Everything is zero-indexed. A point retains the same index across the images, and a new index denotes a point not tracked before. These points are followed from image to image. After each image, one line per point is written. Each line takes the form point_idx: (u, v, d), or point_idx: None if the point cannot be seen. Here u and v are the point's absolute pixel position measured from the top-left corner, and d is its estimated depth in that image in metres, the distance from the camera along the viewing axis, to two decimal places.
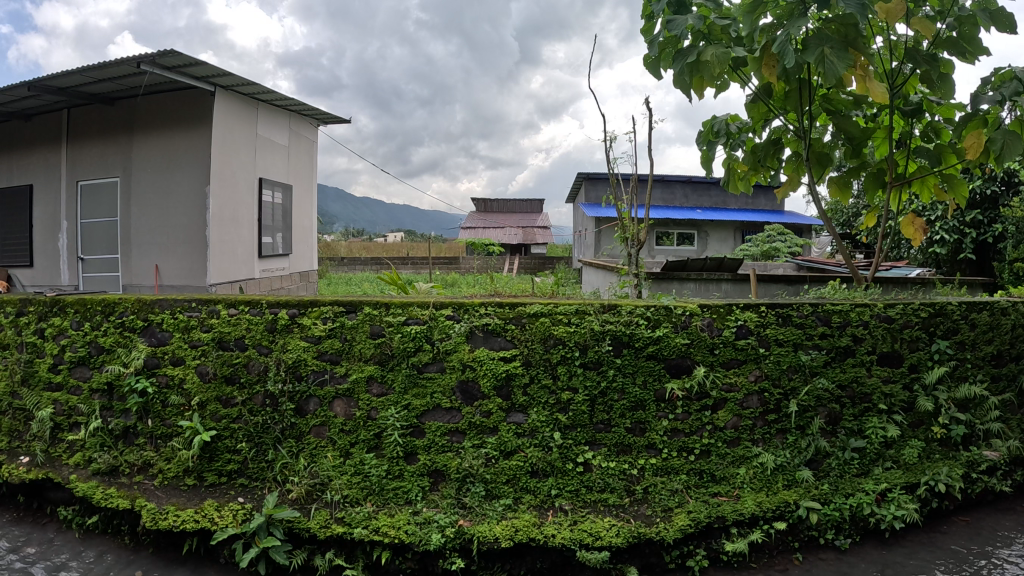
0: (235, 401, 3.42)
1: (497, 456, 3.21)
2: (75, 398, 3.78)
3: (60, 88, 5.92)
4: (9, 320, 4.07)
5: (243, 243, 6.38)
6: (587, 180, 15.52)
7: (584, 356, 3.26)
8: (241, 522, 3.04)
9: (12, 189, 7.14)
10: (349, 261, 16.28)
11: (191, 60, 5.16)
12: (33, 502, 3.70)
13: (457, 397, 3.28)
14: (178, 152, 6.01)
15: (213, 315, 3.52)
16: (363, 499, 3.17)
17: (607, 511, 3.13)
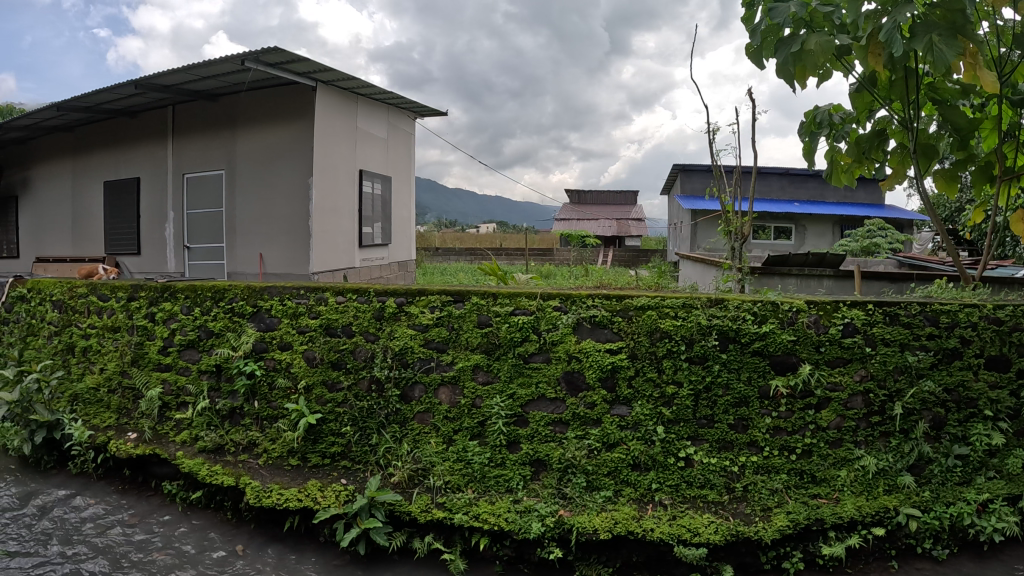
0: (341, 386, 3.53)
1: (599, 448, 3.21)
2: (183, 378, 3.98)
3: (165, 86, 6.20)
4: (120, 304, 4.34)
5: (345, 233, 6.59)
6: (682, 172, 15.32)
7: (689, 350, 3.23)
8: (343, 503, 3.14)
9: (120, 181, 7.56)
10: (443, 251, 16.61)
11: (291, 59, 5.35)
12: (141, 475, 3.91)
13: (561, 387, 3.30)
14: (281, 145, 6.24)
15: (321, 302, 3.65)
16: (464, 485, 3.22)
17: (706, 508, 3.09)
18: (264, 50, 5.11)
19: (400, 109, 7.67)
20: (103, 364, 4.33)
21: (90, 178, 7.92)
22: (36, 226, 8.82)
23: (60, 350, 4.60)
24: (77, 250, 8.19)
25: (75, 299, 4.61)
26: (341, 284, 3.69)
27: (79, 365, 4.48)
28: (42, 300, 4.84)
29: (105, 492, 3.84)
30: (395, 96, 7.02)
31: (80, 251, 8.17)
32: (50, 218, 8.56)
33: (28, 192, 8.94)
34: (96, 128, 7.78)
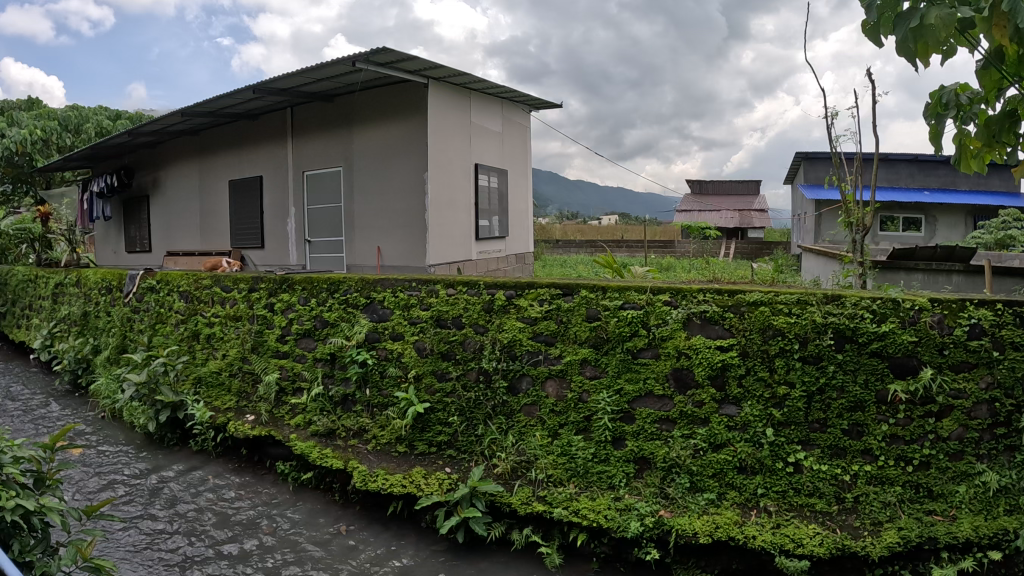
0: (450, 376, 3.63)
1: (706, 448, 3.12)
2: (299, 365, 4.16)
3: (282, 90, 6.45)
4: (242, 295, 4.67)
5: (461, 225, 6.70)
6: (806, 161, 14.73)
7: (803, 349, 3.08)
8: (446, 491, 3.20)
9: (243, 180, 7.97)
10: (564, 245, 16.71)
11: (401, 59, 5.46)
12: (256, 455, 4.09)
13: (669, 384, 3.23)
14: (397, 142, 6.40)
15: (432, 294, 3.78)
16: (566, 480, 3.20)
17: (813, 517, 2.94)
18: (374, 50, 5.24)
19: (515, 102, 7.72)
20: (225, 351, 4.63)
21: (217, 178, 8.42)
22: (169, 222, 9.48)
23: (185, 336, 5.00)
24: (206, 244, 8.74)
25: (201, 290, 5.01)
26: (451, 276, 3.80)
27: (202, 351, 4.79)
28: (171, 292, 5.32)
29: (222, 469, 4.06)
30: (504, 90, 7.06)
31: (208, 244, 8.71)
32: (181, 215, 9.18)
33: (160, 192, 9.62)
34: (220, 130, 8.23)
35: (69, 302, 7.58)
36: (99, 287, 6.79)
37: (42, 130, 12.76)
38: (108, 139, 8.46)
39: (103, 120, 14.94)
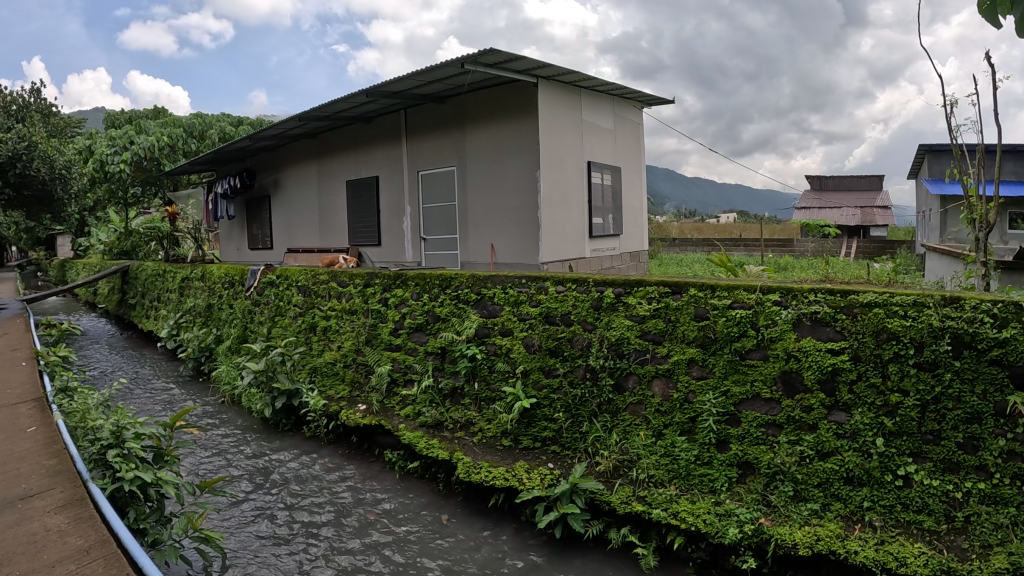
0: (557, 372, 3.81)
1: (812, 456, 2.99)
2: (410, 357, 4.58)
3: (394, 93, 6.67)
4: (358, 290, 5.23)
5: (574, 223, 6.77)
6: (929, 152, 14.10)
7: (919, 355, 2.86)
8: (547, 486, 3.29)
9: (360, 181, 8.33)
10: (680, 242, 16.84)
11: (507, 58, 5.53)
12: (366, 443, 4.45)
13: (778, 388, 3.15)
14: (508, 141, 6.52)
15: (541, 291, 4.02)
16: (667, 481, 3.22)
17: (919, 536, 2.71)
18: (482, 52, 5.31)
19: (625, 99, 7.75)
20: (341, 343, 5.17)
21: (335, 179, 8.84)
22: (289, 222, 10.04)
23: (303, 327, 5.65)
24: (324, 242, 9.22)
25: (318, 285, 5.69)
26: (559, 275, 4.03)
27: (319, 342, 5.40)
28: (290, 286, 6.05)
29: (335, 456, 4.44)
30: (610, 88, 7.07)
31: (327, 242, 9.17)
32: (301, 214, 9.68)
33: (280, 192, 10.16)
34: (337, 133, 8.63)
35: (194, 295, 8.42)
36: (222, 281, 7.50)
37: (171, 138, 14.25)
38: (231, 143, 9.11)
39: (224, 128, 16.21)
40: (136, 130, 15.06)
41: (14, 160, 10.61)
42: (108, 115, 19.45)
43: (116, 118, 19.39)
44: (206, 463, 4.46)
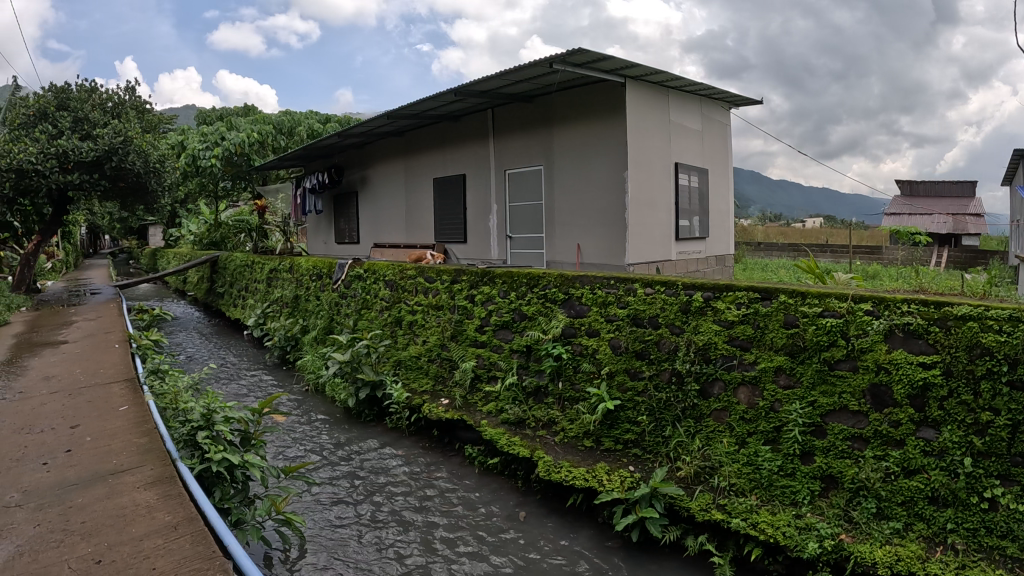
0: (643, 375, 3.82)
1: (897, 472, 2.87)
2: (495, 355, 4.73)
3: (481, 92, 6.76)
4: (445, 286, 5.41)
5: (660, 225, 6.76)
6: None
7: (1013, 372, 2.67)
8: (626, 489, 3.33)
9: (446, 178, 8.55)
10: (765, 247, 16.41)
11: (595, 57, 5.53)
12: (447, 437, 4.69)
13: (866, 400, 3.03)
14: (595, 142, 6.54)
15: (629, 293, 4.02)
16: (748, 490, 3.17)
17: (1001, 562, 2.55)
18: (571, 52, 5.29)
19: (715, 100, 7.74)
20: (426, 337, 5.42)
21: (422, 177, 9.09)
22: (377, 217, 10.35)
23: (389, 321, 5.96)
24: (410, 237, 9.48)
25: (405, 280, 5.93)
26: (649, 276, 3.99)
27: (404, 336, 5.69)
28: (376, 280, 6.41)
29: (415, 448, 4.71)
30: (696, 88, 6.97)
31: (414, 238, 9.42)
32: (388, 210, 10.04)
33: (366, 188, 10.59)
34: (424, 132, 8.87)
35: (281, 286, 8.75)
36: (309, 274, 7.86)
37: (259, 134, 15.64)
38: (320, 140, 9.48)
39: (310, 125, 16.80)
40: (227, 127, 15.80)
41: (113, 154, 11.26)
42: (200, 114, 20.42)
43: (207, 116, 20.30)
44: (289, 447, 4.84)
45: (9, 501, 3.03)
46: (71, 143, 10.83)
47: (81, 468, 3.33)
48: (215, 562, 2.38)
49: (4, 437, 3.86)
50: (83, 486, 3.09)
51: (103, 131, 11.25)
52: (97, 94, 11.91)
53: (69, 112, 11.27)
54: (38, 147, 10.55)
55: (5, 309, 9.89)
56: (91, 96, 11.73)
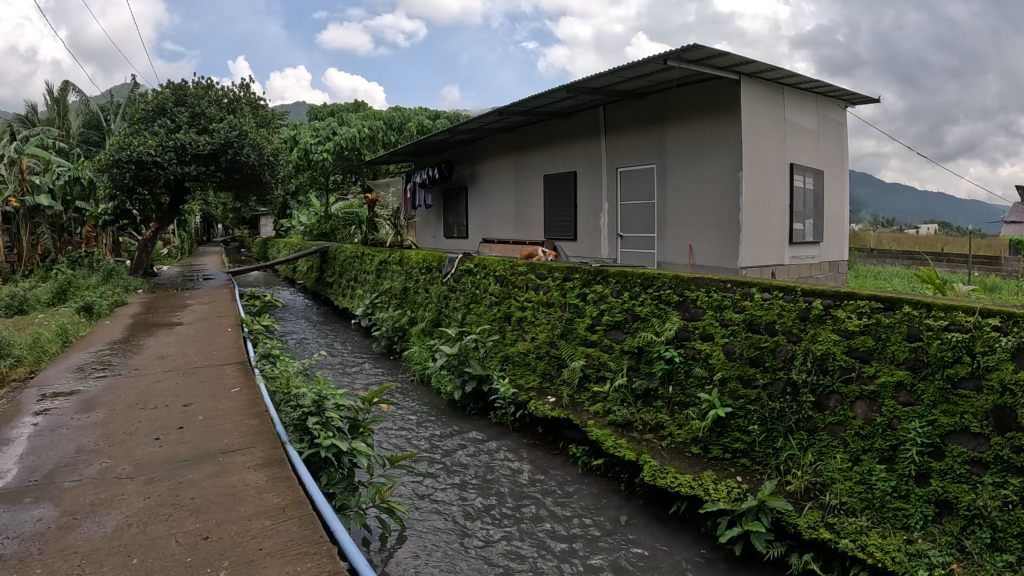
0: (756, 383, 3.76)
1: (1016, 502, 2.63)
2: (605, 355, 4.80)
3: (595, 89, 7.13)
4: (557, 284, 5.59)
5: (774, 228, 6.97)
6: None
7: None
8: (733, 500, 3.35)
9: (558, 175, 9.04)
10: (877, 254, 15.76)
11: (711, 54, 5.67)
12: (551, 434, 4.86)
13: (989, 422, 2.83)
14: (710, 143, 6.82)
15: (746, 297, 4.01)
16: (859, 510, 3.04)
17: None
18: (687, 48, 5.54)
19: (830, 97, 7.80)
20: (535, 334, 5.59)
21: (534, 173, 9.60)
22: (486, 213, 10.95)
23: (497, 316, 6.20)
24: (519, 234, 10.02)
25: (516, 276, 6.18)
26: (767, 281, 3.96)
27: (513, 331, 5.89)
28: (487, 276, 6.66)
29: (519, 443, 4.91)
30: (798, 80, 6.79)
31: (522, 235, 9.97)
32: (497, 206, 10.59)
33: (477, 184, 11.21)
34: (538, 129, 9.39)
35: (390, 278, 9.26)
36: (420, 267, 8.26)
37: (371, 129, 16.25)
38: (435, 137, 9.96)
39: (419, 121, 17.28)
40: (338, 122, 16.51)
41: (228, 148, 11.77)
42: (313, 110, 21.37)
43: (318, 112, 21.20)
44: (398, 433, 5.18)
45: (124, 472, 3.22)
46: (189, 137, 11.41)
47: (192, 445, 3.52)
48: (321, 548, 2.44)
49: (126, 412, 4.21)
50: (198, 463, 3.26)
51: (218, 125, 11.85)
52: (213, 91, 12.60)
53: (186, 108, 12.01)
54: (158, 140, 11.27)
55: (125, 291, 10.63)
56: (207, 93, 12.43)
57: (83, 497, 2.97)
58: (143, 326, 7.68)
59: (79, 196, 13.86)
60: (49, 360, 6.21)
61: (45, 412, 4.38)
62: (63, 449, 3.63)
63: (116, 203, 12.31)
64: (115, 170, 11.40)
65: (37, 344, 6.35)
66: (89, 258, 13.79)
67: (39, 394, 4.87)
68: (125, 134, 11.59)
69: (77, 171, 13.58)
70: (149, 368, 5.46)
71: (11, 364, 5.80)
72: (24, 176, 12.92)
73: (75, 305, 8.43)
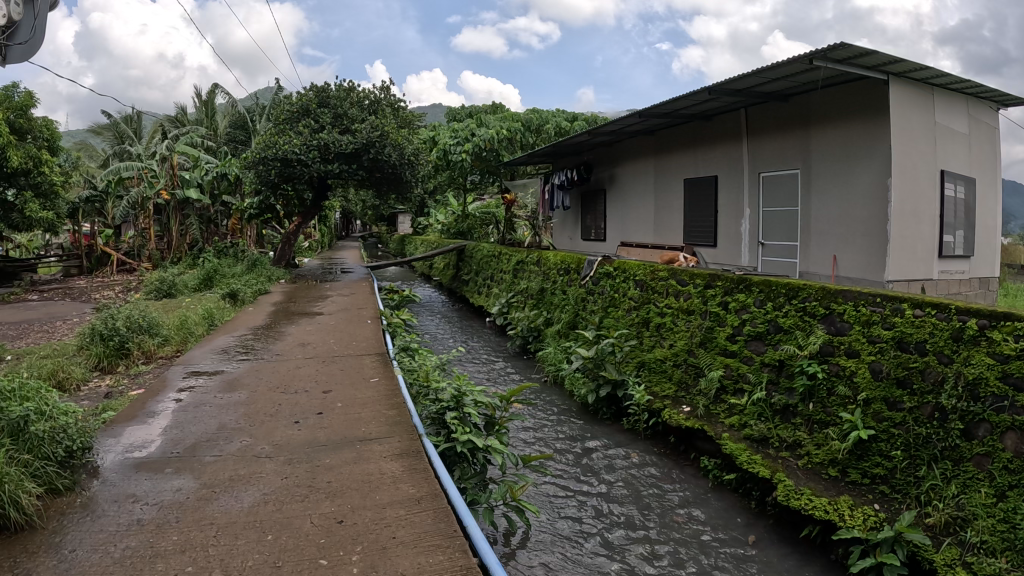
0: (902, 406, 3.53)
1: None
2: (744, 366, 4.67)
3: (736, 91, 6.95)
4: (698, 291, 5.53)
5: (923, 240, 6.53)
6: None
7: None
8: (869, 529, 3.16)
9: (698, 178, 8.89)
10: None
11: (858, 52, 5.39)
12: (682, 444, 4.74)
13: None
14: (857, 147, 6.49)
15: (896, 313, 3.79)
16: (1000, 551, 2.76)
17: None
18: (833, 47, 5.31)
19: (982, 99, 7.23)
20: (673, 341, 5.53)
21: (673, 177, 9.48)
22: (624, 216, 10.89)
23: (636, 321, 6.19)
24: (657, 238, 9.88)
25: (656, 282, 6.14)
26: (920, 297, 3.74)
27: (650, 337, 5.85)
28: (626, 280, 6.66)
29: (649, 451, 4.86)
30: (949, 80, 6.31)
31: (661, 239, 9.81)
32: (636, 209, 10.51)
33: (615, 186, 11.19)
34: (678, 132, 9.28)
35: (527, 278, 9.43)
36: (558, 268, 8.37)
37: (509, 130, 16.50)
38: (572, 139, 10.06)
39: (557, 123, 17.33)
40: (476, 124, 16.92)
41: (370, 147, 12.34)
42: (451, 111, 22.00)
43: (456, 113, 21.80)
44: (531, 434, 5.26)
45: (262, 452, 3.43)
46: (332, 136, 12.07)
47: (330, 431, 3.69)
48: (454, 541, 2.51)
49: (269, 395, 4.48)
50: (336, 449, 3.42)
51: (360, 126, 12.42)
52: (355, 93, 13.19)
53: (329, 109, 12.66)
54: (302, 139, 11.97)
55: (266, 280, 11.36)
56: (349, 94, 13.05)
57: (222, 472, 3.19)
58: (283, 314, 8.15)
59: (225, 191, 14.88)
60: (196, 341, 6.73)
61: (190, 389, 4.74)
62: (205, 425, 3.91)
63: (262, 197, 13.22)
64: (261, 167, 12.30)
65: (186, 326, 6.88)
66: (235, 248, 14.80)
67: (185, 371, 5.30)
68: (271, 133, 12.44)
69: (225, 167, 14.62)
70: (290, 354, 5.79)
71: (161, 343, 6.32)
72: (176, 171, 14.27)
73: (220, 291, 9.09)
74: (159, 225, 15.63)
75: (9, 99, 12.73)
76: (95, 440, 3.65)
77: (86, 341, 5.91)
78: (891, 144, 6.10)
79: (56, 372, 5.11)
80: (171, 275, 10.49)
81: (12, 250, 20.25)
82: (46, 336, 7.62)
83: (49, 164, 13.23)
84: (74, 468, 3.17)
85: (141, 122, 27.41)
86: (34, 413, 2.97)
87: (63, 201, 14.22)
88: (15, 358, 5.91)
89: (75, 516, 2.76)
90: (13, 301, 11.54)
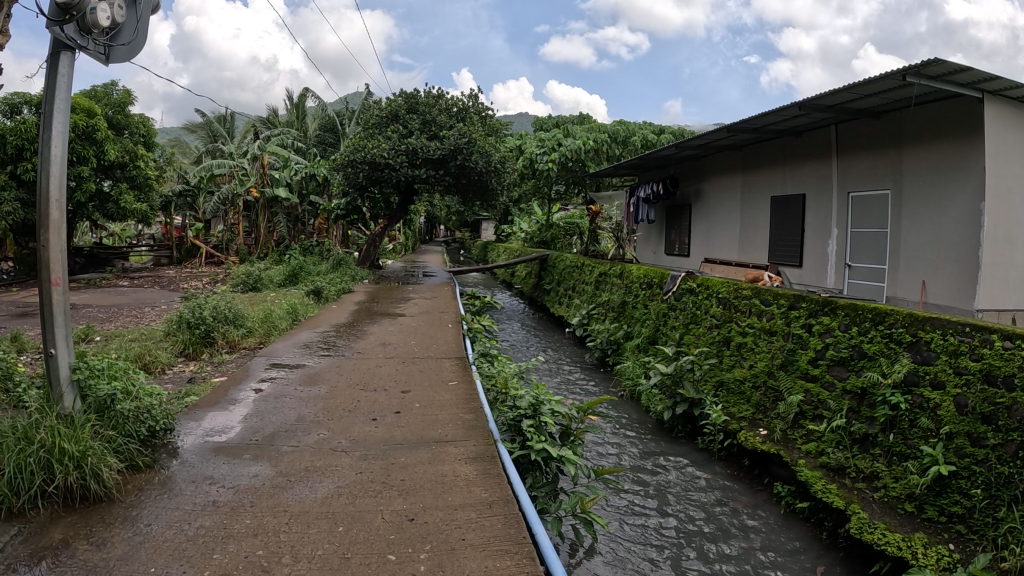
0: (986, 443, 3.37)
1: None
2: (826, 392, 4.53)
3: (827, 107, 6.74)
4: (782, 312, 5.40)
5: (1017, 268, 6.19)
6: None
7: None
8: (942, 570, 3.03)
9: (785, 196, 8.66)
10: None
11: (956, 69, 5.16)
12: (757, 468, 4.62)
13: None
14: (950, 167, 6.21)
15: (985, 345, 3.63)
16: None
17: None
18: (927, 63, 5.10)
19: None
20: (754, 362, 5.42)
21: (760, 194, 9.27)
22: (709, 232, 10.72)
23: (717, 340, 6.09)
24: (742, 256, 9.67)
25: (739, 301, 6.03)
26: (1011, 329, 3.57)
27: (731, 357, 5.75)
28: (709, 297, 6.56)
29: (722, 473, 4.77)
30: None
31: (745, 257, 9.61)
32: (722, 226, 10.31)
33: (701, 202, 11.04)
34: (767, 148, 9.08)
35: (609, 290, 9.39)
36: (640, 282, 8.31)
37: (595, 142, 16.54)
38: (658, 152, 9.97)
39: (644, 135, 17.22)
40: (563, 135, 16.98)
41: (457, 154, 12.55)
42: (537, 120, 22.11)
43: (544, 123, 21.90)
44: (602, 448, 5.24)
45: (339, 446, 3.54)
46: (420, 142, 12.34)
47: (406, 430, 3.78)
48: (522, 548, 2.53)
49: (350, 391, 4.61)
50: (412, 449, 3.50)
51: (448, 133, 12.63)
52: (443, 100, 13.44)
53: (418, 115, 12.97)
54: (391, 144, 12.30)
55: (350, 279, 11.72)
56: (438, 101, 13.31)
57: (299, 462, 3.31)
58: (365, 313, 8.36)
59: (313, 190, 15.39)
60: (278, 335, 6.98)
61: (271, 380, 4.93)
62: (285, 416, 4.07)
63: (349, 199, 13.62)
64: (350, 169, 12.74)
65: (270, 320, 7.14)
66: (319, 246, 15.28)
67: (267, 363, 5.51)
68: (360, 136, 12.83)
69: (313, 169, 15.13)
70: (369, 352, 5.95)
71: (244, 334, 6.58)
72: (266, 171, 14.78)
73: (306, 288, 9.40)
74: (247, 221, 16.31)
75: (108, 97, 13.80)
76: (178, 423, 3.85)
77: (173, 327, 6.22)
78: (985, 165, 5.81)
79: (143, 355, 5.40)
80: (257, 269, 10.94)
81: (110, 237, 21.48)
82: (136, 320, 8.05)
83: (145, 159, 14.04)
84: (155, 447, 3.36)
85: (233, 121, 28.62)
86: (120, 393, 3.18)
87: (158, 194, 15.00)
88: (106, 339, 6.26)
89: (152, 493, 2.91)
90: (106, 286, 12.21)
